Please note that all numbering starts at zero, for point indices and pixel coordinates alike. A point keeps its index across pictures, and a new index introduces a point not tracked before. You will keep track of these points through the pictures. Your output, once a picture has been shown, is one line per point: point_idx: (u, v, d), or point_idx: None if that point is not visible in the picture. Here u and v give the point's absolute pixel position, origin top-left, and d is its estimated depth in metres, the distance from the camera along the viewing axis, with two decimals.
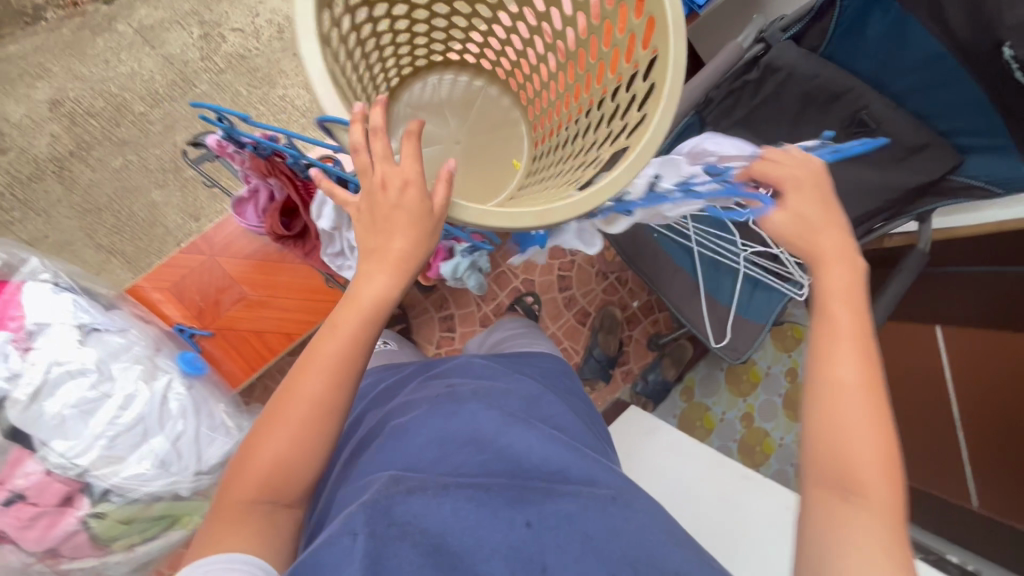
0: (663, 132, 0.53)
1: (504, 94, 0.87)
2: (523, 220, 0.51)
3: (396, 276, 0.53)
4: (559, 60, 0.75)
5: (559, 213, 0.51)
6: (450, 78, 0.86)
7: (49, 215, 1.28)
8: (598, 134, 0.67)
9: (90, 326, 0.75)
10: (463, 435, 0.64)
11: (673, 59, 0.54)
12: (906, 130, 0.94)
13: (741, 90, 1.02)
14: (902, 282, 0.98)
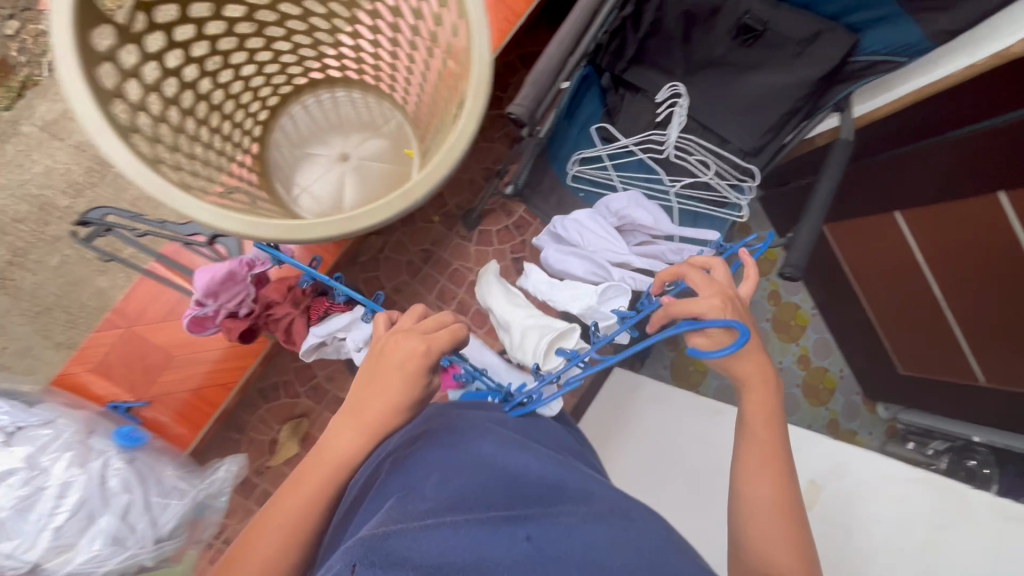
0: (484, 88, 0.51)
1: (368, 102, 0.87)
2: (394, 205, 0.48)
3: (402, 390, 0.57)
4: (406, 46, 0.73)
5: (390, 204, 0.48)
6: (326, 97, 0.87)
7: (4, 327, 1.30)
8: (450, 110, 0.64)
9: (12, 428, 0.68)
10: (467, 463, 0.59)
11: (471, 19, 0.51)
12: (793, 23, 0.93)
13: (625, 29, 0.99)
14: (832, 180, 0.95)
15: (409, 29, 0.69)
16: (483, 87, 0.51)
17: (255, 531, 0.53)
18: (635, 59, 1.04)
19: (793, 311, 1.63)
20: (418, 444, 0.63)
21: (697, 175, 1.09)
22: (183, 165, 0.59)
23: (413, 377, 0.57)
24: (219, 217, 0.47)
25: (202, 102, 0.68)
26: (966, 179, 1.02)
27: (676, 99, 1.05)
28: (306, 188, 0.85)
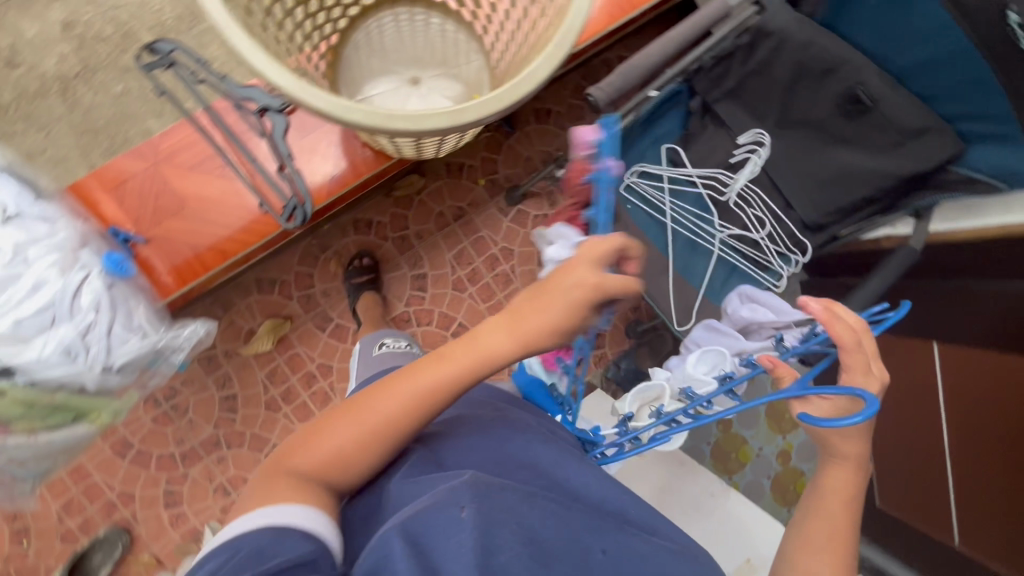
0: (564, 47, 0.52)
1: (454, 36, 0.86)
2: (433, 124, 0.49)
3: (553, 316, 0.56)
4: None
5: (432, 119, 0.49)
6: (421, 18, 0.86)
7: (49, 131, 1.33)
8: None
9: (13, 212, 0.70)
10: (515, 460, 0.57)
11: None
12: (903, 110, 0.87)
13: (732, 58, 0.96)
14: (883, 282, 0.90)
15: None
16: (564, 47, 0.52)
17: (336, 416, 0.56)
18: (730, 93, 1.00)
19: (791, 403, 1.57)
20: (464, 427, 0.62)
21: (749, 230, 1.05)
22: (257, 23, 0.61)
23: (566, 306, 0.55)
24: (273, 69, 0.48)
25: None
26: (1014, 333, 0.96)
27: (757, 148, 1.02)
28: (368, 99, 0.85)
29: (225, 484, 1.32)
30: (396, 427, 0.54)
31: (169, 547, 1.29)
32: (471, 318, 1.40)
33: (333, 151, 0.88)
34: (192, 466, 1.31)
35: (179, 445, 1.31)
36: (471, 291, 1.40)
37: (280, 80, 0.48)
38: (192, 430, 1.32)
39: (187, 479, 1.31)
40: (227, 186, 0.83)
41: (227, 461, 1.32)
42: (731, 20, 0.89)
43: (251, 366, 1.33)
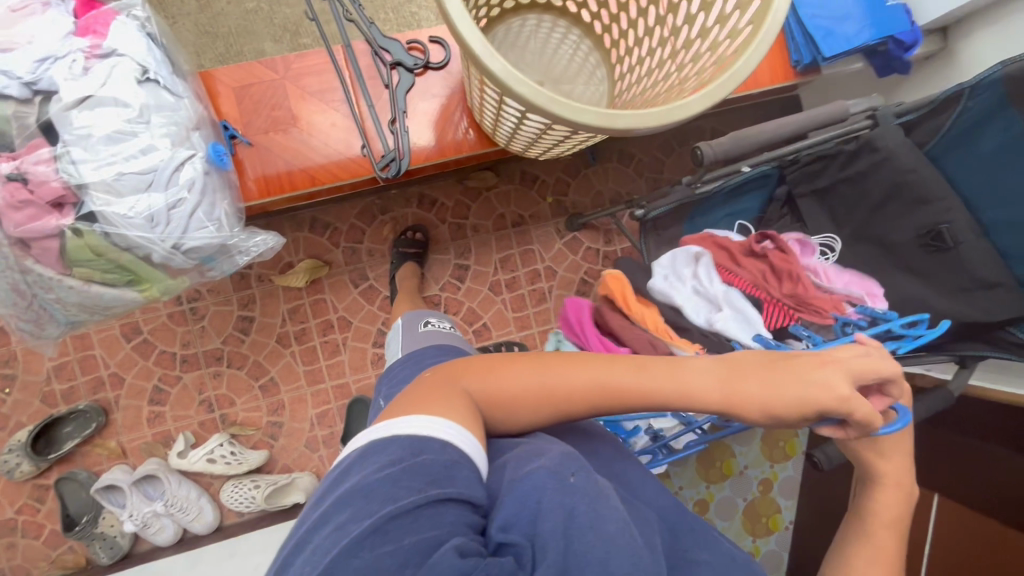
0: (718, 96, 0.58)
1: (589, 50, 0.90)
2: (590, 119, 0.55)
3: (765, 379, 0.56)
4: (661, 35, 0.77)
5: (589, 116, 0.55)
6: (561, 29, 0.90)
7: (174, 22, 1.39)
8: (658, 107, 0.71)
9: (152, 76, 0.72)
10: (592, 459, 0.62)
11: (741, 61, 0.58)
12: (982, 260, 0.89)
13: (831, 160, 0.99)
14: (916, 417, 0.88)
15: (680, 21, 0.74)
16: (715, 94, 0.58)
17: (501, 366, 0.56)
18: (817, 191, 1.04)
19: (771, 511, 1.51)
20: None
21: None
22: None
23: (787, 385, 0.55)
24: (469, 30, 0.54)
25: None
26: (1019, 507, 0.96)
27: (826, 251, 1.05)
28: None
29: (212, 400, 1.32)
30: (546, 405, 0.55)
31: (137, 442, 1.29)
32: (495, 322, 1.42)
33: (433, 118, 0.90)
34: (188, 372, 1.32)
35: (183, 348, 1.32)
36: (505, 297, 1.42)
37: (471, 40, 0.54)
38: (200, 338, 1.33)
39: (178, 383, 1.31)
40: (339, 119, 0.87)
41: (222, 378, 1.32)
42: (843, 126, 0.93)
43: (277, 297, 1.35)
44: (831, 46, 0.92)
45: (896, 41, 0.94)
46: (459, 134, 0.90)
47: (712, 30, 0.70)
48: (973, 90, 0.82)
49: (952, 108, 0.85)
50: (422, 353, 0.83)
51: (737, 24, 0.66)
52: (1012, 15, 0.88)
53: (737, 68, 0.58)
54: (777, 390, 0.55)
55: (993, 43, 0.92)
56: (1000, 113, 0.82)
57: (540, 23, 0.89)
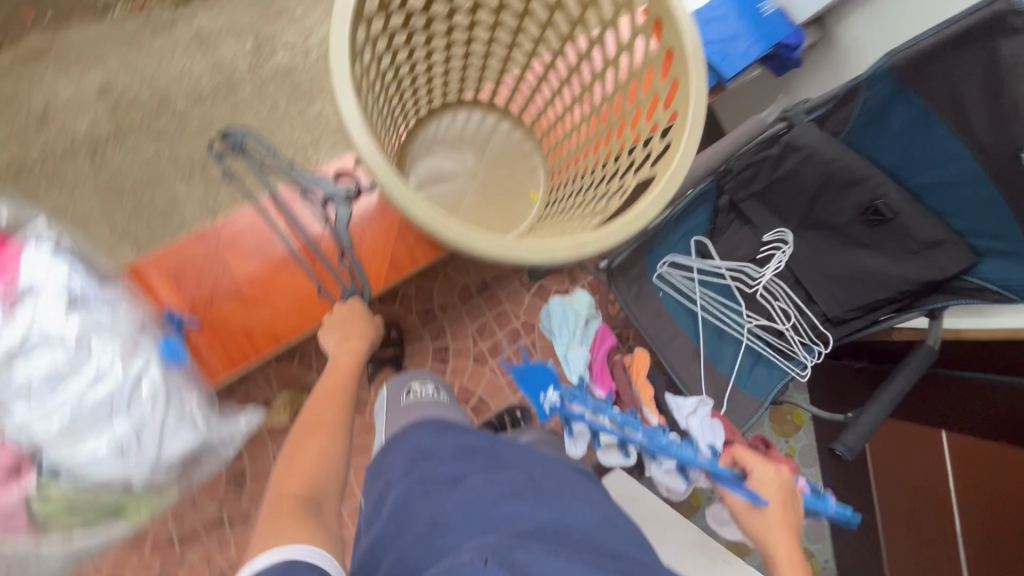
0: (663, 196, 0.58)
1: (517, 131, 0.91)
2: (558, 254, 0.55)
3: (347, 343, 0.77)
4: (584, 113, 0.78)
5: (540, 250, 0.55)
6: (486, 117, 0.91)
7: (73, 192, 1.31)
8: (598, 191, 0.71)
9: (82, 297, 0.68)
10: (545, 518, 0.57)
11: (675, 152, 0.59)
12: (922, 223, 0.94)
13: (761, 164, 1.03)
14: (906, 381, 0.95)
15: (598, 100, 0.74)
16: (667, 192, 0.58)
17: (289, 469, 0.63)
18: (756, 194, 1.07)
19: None
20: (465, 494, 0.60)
21: (774, 321, 1.10)
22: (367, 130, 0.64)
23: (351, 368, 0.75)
24: (395, 185, 0.55)
25: (392, 79, 0.73)
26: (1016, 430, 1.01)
27: (780, 245, 1.09)
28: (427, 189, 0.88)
29: (224, 569, 1.23)
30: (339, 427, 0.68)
31: None
32: (490, 392, 1.40)
33: (383, 235, 0.88)
34: (190, 549, 1.22)
35: (178, 526, 1.23)
36: (492, 364, 1.40)
37: (398, 198, 0.54)
38: (193, 508, 1.24)
39: (183, 564, 1.22)
40: (282, 269, 0.83)
41: (228, 543, 1.24)
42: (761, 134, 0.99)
43: (262, 439, 1.28)
44: (730, 66, 0.96)
45: (784, 46, 1.00)
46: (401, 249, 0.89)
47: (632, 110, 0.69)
48: (871, 79, 0.85)
49: (856, 98, 0.89)
50: (404, 438, 0.77)
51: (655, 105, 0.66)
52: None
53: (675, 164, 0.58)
54: (343, 367, 0.75)
55: (870, 25, 0.99)
56: (901, 95, 0.84)
57: (466, 120, 0.91)
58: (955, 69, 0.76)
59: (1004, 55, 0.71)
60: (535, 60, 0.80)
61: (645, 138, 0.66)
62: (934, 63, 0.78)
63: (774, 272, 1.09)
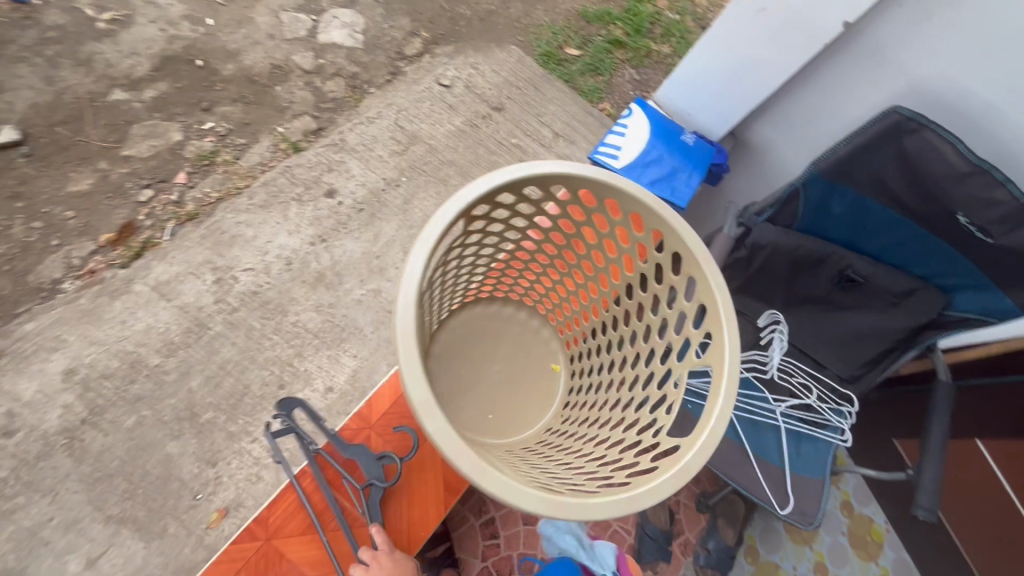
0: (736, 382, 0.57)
1: (523, 309, 0.95)
2: (667, 487, 0.52)
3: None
4: (591, 289, 0.82)
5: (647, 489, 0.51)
6: (493, 307, 0.94)
7: (56, 493, 1.20)
8: (641, 371, 0.72)
9: None
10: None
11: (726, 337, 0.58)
12: (890, 278, 1.04)
13: (735, 265, 1.12)
14: (943, 421, 1.01)
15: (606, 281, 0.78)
16: (734, 389, 0.56)
17: None
18: (738, 289, 1.16)
19: (867, 525, 1.57)
20: None
21: (799, 396, 1.15)
22: None
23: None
24: (487, 476, 0.48)
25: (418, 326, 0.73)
26: None
27: (776, 326, 1.16)
28: (460, 396, 0.87)
29: None
30: None
31: None
32: None
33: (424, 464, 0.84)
34: None
35: None
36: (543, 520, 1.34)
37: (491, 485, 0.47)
38: None
39: None
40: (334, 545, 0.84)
41: None
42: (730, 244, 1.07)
43: None
44: (681, 197, 1.06)
45: (714, 164, 1.14)
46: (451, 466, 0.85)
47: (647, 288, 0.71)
48: (805, 183, 0.97)
49: (796, 198, 1.00)
50: None
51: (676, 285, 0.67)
52: (776, 107, 1.11)
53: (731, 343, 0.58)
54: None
55: (775, 128, 1.14)
56: (834, 190, 0.96)
57: (476, 314, 0.93)
58: (874, 163, 0.89)
59: (910, 148, 0.85)
60: (534, 257, 0.83)
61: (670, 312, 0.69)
62: (855, 163, 0.91)
63: (781, 351, 1.16)
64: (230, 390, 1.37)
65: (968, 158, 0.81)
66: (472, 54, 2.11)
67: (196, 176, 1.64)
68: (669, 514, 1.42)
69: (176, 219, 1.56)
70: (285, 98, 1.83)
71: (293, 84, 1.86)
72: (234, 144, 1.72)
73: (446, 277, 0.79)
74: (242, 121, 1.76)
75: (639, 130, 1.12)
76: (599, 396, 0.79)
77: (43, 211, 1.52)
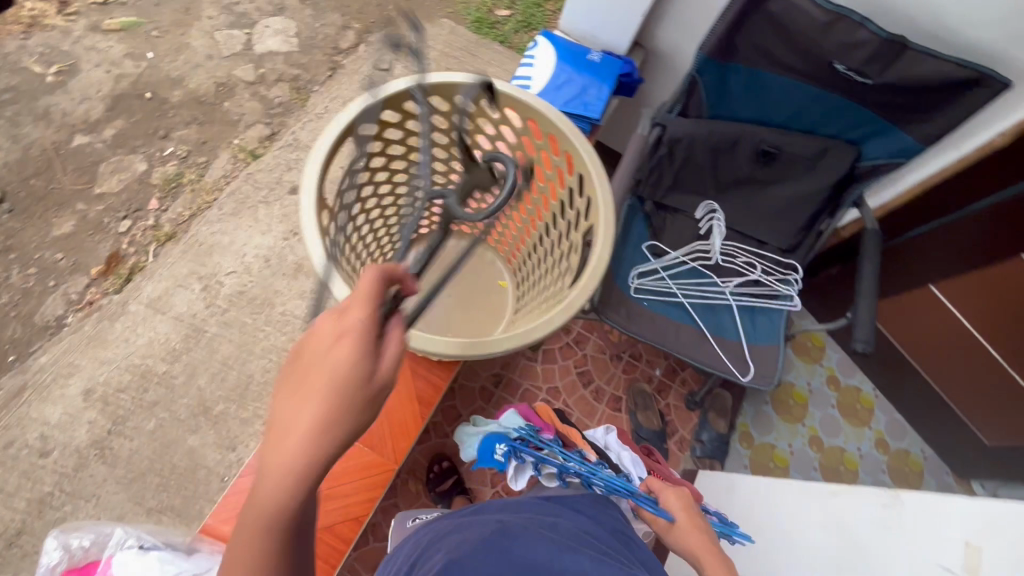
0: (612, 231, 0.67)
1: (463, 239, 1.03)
2: (558, 319, 0.62)
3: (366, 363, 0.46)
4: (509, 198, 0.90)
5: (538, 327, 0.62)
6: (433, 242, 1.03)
7: (99, 497, 1.33)
8: (555, 254, 0.81)
9: None
10: (571, 541, 0.76)
11: (601, 198, 0.68)
12: (802, 144, 1.10)
13: (660, 165, 1.19)
14: (873, 262, 1.08)
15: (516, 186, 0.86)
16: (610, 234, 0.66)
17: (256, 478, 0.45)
18: (671, 187, 1.23)
19: (856, 394, 1.65)
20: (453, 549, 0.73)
21: (745, 274, 1.22)
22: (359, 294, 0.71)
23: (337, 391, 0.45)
24: None
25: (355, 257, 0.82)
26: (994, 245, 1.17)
27: (712, 216, 1.24)
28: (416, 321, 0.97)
29: None
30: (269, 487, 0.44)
31: None
32: None
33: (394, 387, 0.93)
34: None
35: None
36: None
37: None
38: None
39: None
40: None
41: None
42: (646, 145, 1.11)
43: None
44: (595, 110, 1.14)
45: (624, 75, 1.21)
46: (422, 384, 0.94)
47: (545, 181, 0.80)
48: (699, 69, 1.04)
49: (696, 86, 1.07)
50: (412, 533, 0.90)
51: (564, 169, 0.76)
52: (670, 9, 1.17)
53: (603, 201, 0.67)
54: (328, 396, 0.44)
55: (675, 29, 1.20)
56: (728, 68, 1.04)
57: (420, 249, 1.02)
58: (753, 34, 0.97)
59: (777, 12, 0.93)
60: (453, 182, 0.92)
61: (564, 193, 0.77)
62: (738, 38, 0.98)
63: (722, 238, 1.24)
64: (236, 382, 1.49)
65: (825, 8, 0.90)
66: (405, 34, 2.17)
67: (167, 199, 1.75)
68: (660, 417, 1.51)
69: (157, 241, 1.67)
70: (235, 111, 1.92)
71: (240, 97, 1.95)
72: (196, 163, 1.82)
73: (374, 217, 0.87)
74: (199, 140, 1.85)
75: (546, 58, 1.19)
76: (531, 292, 0.88)
77: (35, 257, 1.63)
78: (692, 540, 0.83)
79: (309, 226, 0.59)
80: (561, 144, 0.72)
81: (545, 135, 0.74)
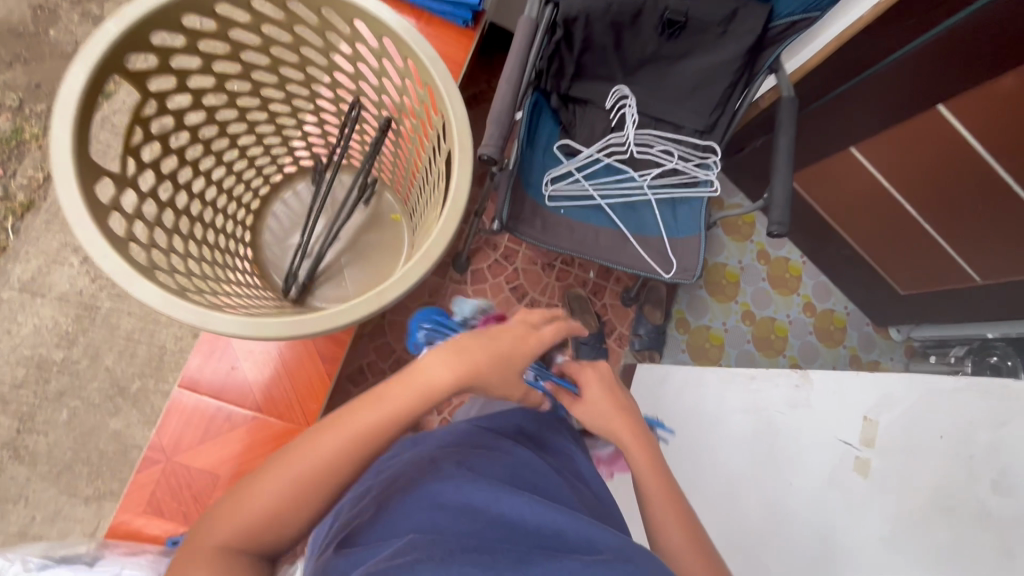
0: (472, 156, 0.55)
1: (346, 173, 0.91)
2: (417, 271, 0.52)
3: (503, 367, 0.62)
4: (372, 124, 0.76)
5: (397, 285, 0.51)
6: (303, 186, 0.89)
7: (28, 496, 1.27)
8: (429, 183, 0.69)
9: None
10: (513, 479, 0.66)
11: (454, 117, 0.55)
12: (712, 7, 0.98)
13: (559, 51, 1.05)
14: (787, 135, 1.02)
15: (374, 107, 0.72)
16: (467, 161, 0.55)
17: (320, 430, 0.54)
18: (575, 76, 1.10)
19: (785, 264, 1.69)
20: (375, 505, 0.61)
21: (663, 164, 1.15)
22: (186, 269, 0.58)
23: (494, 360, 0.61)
24: (217, 320, 0.47)
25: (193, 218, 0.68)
26: (911, 97, 1.12)
27: (624, 102, 1.13)
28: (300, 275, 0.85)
29: None
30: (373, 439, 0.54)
31: None
32: None
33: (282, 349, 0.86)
34: None
35: None
36: None
37: (232, 327, 0.48)
38: None
39: None
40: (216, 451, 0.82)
41: None
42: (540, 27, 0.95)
43: None
44: None
45: None
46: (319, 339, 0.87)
47: (401, 99, 0.66)
48: None
49: None
50: None
51: (410, 82, 0.62)
52: None
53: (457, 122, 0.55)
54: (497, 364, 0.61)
55: None
56: None
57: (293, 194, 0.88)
58: None
59: None
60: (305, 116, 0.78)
61: (419, 106, 0.63)
62: None
63: (636, 126, 1.14)
64: (148, 356, 1.37)
65: None
66: None
67: (10, 162, 1.48)
68: (597, 318, 1.51)
69: (12, 214, 1.44)
70: (66, 39, 1.58)
71: (68, 20, 1.59)
72: (35, 113, 1.52)
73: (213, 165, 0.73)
74: (30, 83, 1.54)
75: None
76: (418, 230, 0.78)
77: None
78: (622, 439, 0.76)
79: (71, 203, 0.46)
80: (397, 50, 0.58)
81: (377, 38, 0.59)
